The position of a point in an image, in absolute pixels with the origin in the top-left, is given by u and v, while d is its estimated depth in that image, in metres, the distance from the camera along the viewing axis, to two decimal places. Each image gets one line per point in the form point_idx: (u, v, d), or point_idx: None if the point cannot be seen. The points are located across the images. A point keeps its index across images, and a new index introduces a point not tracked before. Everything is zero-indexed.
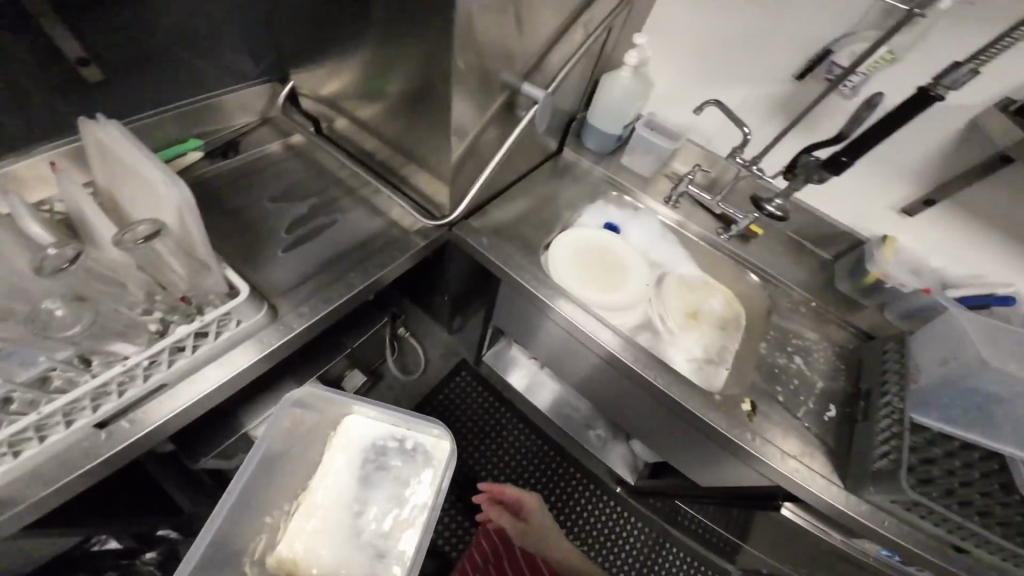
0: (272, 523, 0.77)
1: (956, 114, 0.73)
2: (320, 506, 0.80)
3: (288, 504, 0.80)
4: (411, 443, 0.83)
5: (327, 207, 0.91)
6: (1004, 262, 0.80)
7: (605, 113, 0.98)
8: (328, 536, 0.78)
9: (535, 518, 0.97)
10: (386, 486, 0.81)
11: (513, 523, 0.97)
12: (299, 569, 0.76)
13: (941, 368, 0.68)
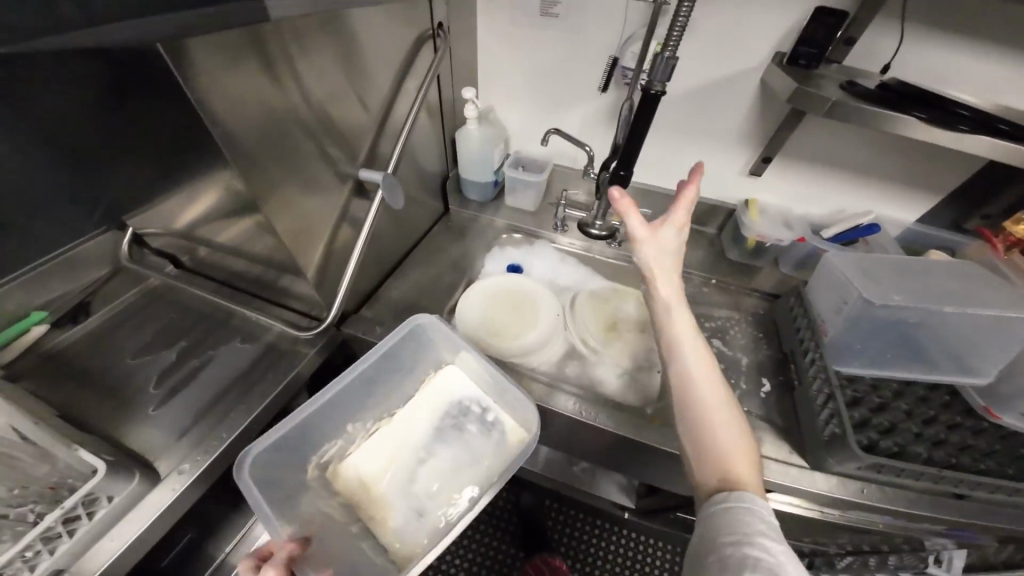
0: (308, 465, 0.67)
1: (750, 79, 0.79)
2: (386, 436, 0.71)
3: (364, 431, 0.72)
4: (492, 415, 0.72)
5: (198, 346, 0.83)
6: (854, 191, 0.86)
7: (470, 162, 0.98)
8: (391, 467, 0.69)
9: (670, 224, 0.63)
10: (439, 448, 0.70)
11: (641, 224, 0.63)
12: (342, 493, 0.67)
13: (843, 322, 0.68)
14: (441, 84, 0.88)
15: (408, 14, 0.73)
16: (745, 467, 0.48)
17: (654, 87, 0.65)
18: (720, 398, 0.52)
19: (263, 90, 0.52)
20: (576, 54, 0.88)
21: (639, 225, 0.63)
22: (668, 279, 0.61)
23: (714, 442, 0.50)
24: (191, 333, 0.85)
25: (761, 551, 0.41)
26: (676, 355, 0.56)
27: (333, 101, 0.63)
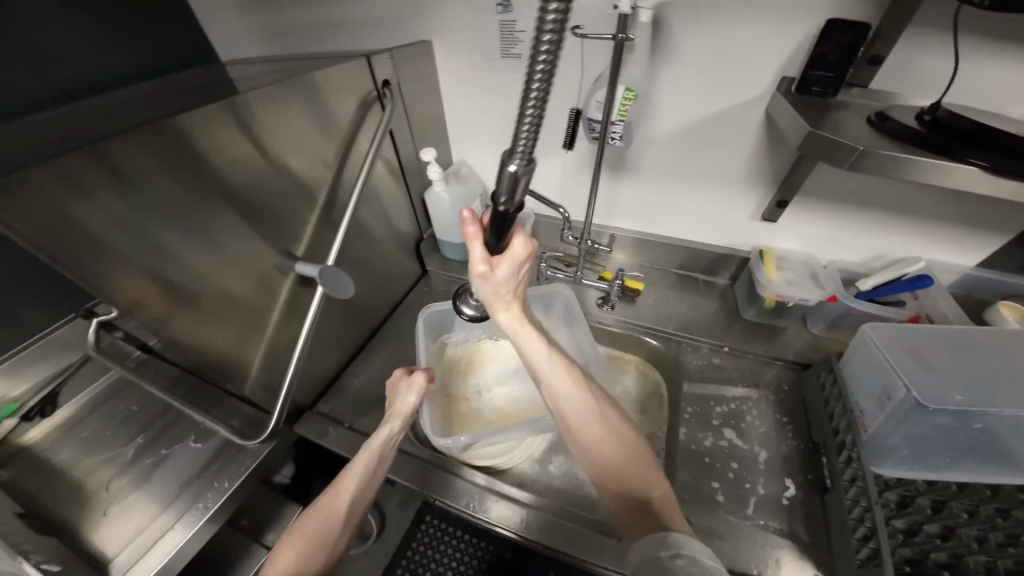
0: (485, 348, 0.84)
1: (750, 113, 0.66)
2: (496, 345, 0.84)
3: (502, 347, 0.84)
4: None
5: (159, 442, 0.72)
6: (893, 235, 0.70)
7: (442, 221, 0.91)
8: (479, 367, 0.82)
9: (504, 275, 0.45)
10: (512, 381, 0.80)
11: (483, 256, 0.43)
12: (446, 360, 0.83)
13: (884, 417, 0.52)
14: (399, 146, 0.81)
15: (345, 84, 0.66)
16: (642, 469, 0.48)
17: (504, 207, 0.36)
18: (590, 407, 0.50)
19: (242, 156, 0.53)
20: (545, 101, 0.78)
21: (478, 250, 0.43)
22: (508, 302, 0.49)
23: (603, 448, 0.49)
24: (155, 427, 0.73)
25: (669, 556, 0.39)
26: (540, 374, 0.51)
27: (255, 194, 0.57)
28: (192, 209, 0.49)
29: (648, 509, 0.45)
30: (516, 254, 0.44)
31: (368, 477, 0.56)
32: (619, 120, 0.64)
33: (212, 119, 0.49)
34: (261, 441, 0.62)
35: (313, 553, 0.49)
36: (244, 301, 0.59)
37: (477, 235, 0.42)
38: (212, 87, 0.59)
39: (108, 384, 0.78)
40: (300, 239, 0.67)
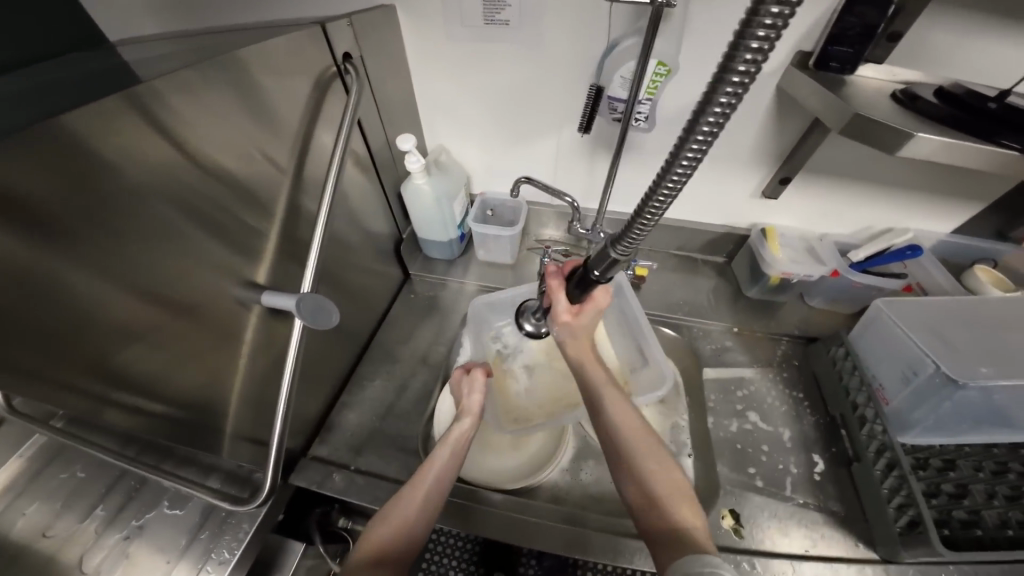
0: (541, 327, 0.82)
1: (762, 87, 0.62)
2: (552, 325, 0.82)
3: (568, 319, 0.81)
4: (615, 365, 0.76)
5: (124, 516, 0.56)
6: (885, 208, 0.72)
7: (425, 219, 0.80)
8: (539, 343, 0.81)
9: (585, 321, 0.58)
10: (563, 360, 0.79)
11: (563, 301, 0.58)
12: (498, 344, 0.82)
13: (909, 392, 0.56)
14: (368, 136, 0.68)
15: (297, 62, 0.52)
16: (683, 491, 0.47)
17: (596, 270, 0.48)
18: (649, 442, 0.50)
19: (179, 160, 0.40)
20: (535, 77, 0.69)
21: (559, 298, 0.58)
22: (580, 340, 0.60)
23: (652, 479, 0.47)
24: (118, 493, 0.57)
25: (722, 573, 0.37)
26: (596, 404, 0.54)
27: (190, 207, 0.42)
28: (124, 237, 0.37)
29: (682, 534, 0.43)
30: (597, 304, 0.58)
31: (450, 465, 0.55)
32: (645, 99, 0.58)
33: (123, 117, 0.35)
34: (259, 504, 0.50)
35: (402, 536, 0.48)
36: (202, 343, 0.47)
37: (560, 287, 0.59)
38: (115, 70, 0.43)
39: (38, 450, 0.62)
40: (262, 263, 0.54)
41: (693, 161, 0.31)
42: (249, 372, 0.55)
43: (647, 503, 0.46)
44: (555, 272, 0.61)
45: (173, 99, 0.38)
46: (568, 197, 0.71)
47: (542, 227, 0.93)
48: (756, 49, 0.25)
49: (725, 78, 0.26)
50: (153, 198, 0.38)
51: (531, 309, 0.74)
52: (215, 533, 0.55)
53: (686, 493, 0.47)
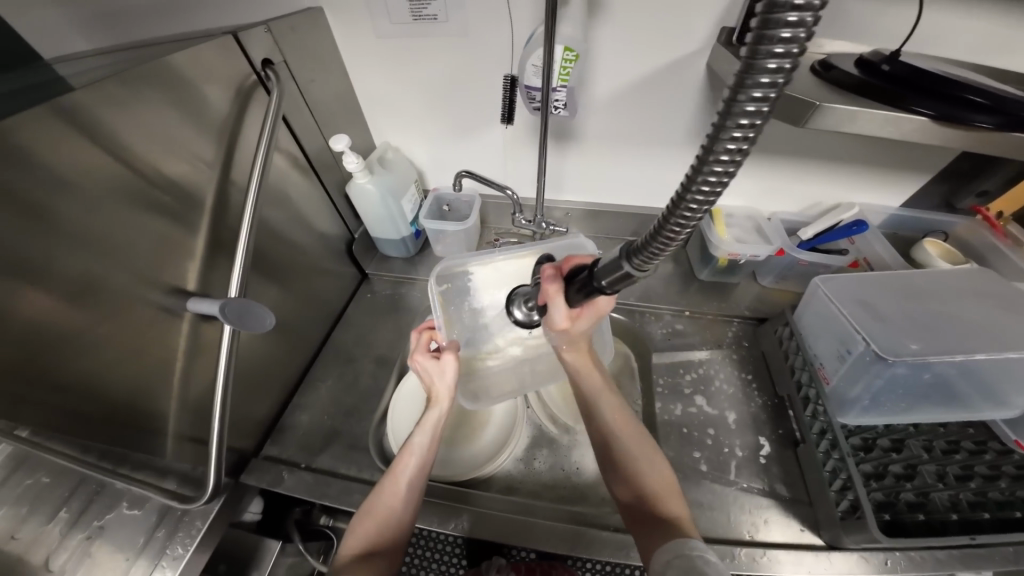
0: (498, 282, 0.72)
1: (690, 67, 0.61)
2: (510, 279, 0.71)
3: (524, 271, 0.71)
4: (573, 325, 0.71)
5: (85, 518, 0.54)
6: (829, 184, 0.72)
7: (375, 217, 0.81)
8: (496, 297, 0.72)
9: (580, 326, 0.57)
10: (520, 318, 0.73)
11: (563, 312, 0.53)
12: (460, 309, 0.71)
13: (845, 369, 0.57)
14: (301, 138, 0.68)
15: (211, 68, 0.53)
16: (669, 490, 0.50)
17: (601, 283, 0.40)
18: (642, 447, 0.54)
19: (88, 167, 0.41)
20: (466, 68, 0.69)
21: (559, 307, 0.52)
22: (578, 347, 0.61)
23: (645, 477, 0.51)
24: (77, 497, 0.55)
25: (710, 558, 0.41)
26: (594, 410, 0.58)
27: (96, 215, 0.43)
28: (29, 248, 0.38)
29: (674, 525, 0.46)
30: (597, 309, 0.55)
31: (428, 449, 0.57)
32: (561, 86, 0.57)
33: (17, 129, 0.36)
34: (204, 501, 0.51)
35: (386, 528, 0.51)
36: (126, 352, 0.47)
37: (558, 293, 0.50)
38: (31, 87, 0.44)
39: None
40: (192, 269, 0.55)
41: (714, 190, 0.27)
42: (186, 377, 0.56)
43: (638, 498, 0.50)
44: (552, 274, 0.51)
45: (74, 109, 0.40)
46: (510, 189, 0.74)
47: (497, 220, 0.93)
48: (772, 69, 0.22)
49: (742, 98, 0.24)
50: (64, 204, 0.40)
51: (522, 295, 0.65)
52: (162, 536, 0.54)
53: (672, 486, 0.51)
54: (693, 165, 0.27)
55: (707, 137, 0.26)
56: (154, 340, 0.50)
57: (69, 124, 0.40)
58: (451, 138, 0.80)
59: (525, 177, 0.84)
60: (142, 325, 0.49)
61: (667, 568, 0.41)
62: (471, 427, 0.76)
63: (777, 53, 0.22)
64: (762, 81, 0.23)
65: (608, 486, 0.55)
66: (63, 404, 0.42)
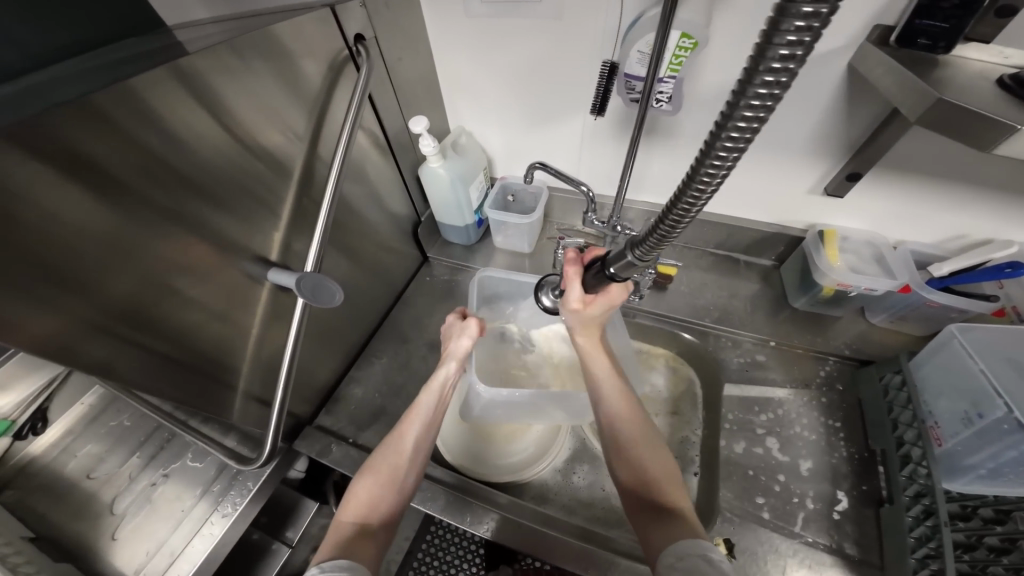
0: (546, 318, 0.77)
1: (832, 61, 0.52)
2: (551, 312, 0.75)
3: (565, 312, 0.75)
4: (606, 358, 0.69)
5: (155, 463, 0.69)
6: (982, 215, 0.59)
7: (445, 201, 0.80)
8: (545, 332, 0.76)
9: (594, 312, 0.57)
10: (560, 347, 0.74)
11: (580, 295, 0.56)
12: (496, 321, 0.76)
13: (969, 435, 0.49)
14: (384, 117, 0.67)
15: (309, 42, 0.52)
16: (661, 468, 0.51)
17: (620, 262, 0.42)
18: (642, 434, 0.53)
19: (201, 131, 0.43)
20: (555, 52, 0.64)
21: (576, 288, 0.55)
22: (587, 328, 0.60)
23: (647, 464, 0.51)
24: (153, 442, 0.70)
25: (712, 557, 0.39)
26: (596, 398, 0.57)
27: (198, 182, 0.45)
28: (144, 207, 0.40)
29: (676, 517, 0.45)
30: (611, 298, 0.55)
31: (429, 423, 0.57)
32: (668, 76, 0.55)
33: (145, 95, 0.38)
34: (259, 464, 0.56)
35: (389, 483, 0.52)
36: (212, 316, 0.50)
37: (576, 276, 0.54)
38: (148, 52, 0.44)
39: (100, 396, 0.73)
40: (274, 242, 0.56)
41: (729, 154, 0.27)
42: (260, 343, 0.58)
43: (641, 486, 0.50)
44: (573, 258, 0.56)
45: (190, 75, 0.41)
46: (585, 186, 0.69)
47: (564, 214, 0.89)
48: (795, 34, 0.22)
49: (760, 70, 0.23)
50: (180, 161, 0.42)
51: (551, 283, 0.63)
52: (234, 486, 0.63)
53: (670, 469, 0.51)
54: (707, 139, 0.28)
55: (726, 102, 0.26)
56: (236, 307, 0.53)
57: (184, 91, 0.41)
58: (530, 124, 0.77)
59: (603, 172, 0.78)
60: (225, 290, 0.51)
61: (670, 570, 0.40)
62: (510, 430, 0.74)
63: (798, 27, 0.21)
64: (784, 50, 0.22)
65: (608, 469, 0.54)
66: (162, 350, 0.46)
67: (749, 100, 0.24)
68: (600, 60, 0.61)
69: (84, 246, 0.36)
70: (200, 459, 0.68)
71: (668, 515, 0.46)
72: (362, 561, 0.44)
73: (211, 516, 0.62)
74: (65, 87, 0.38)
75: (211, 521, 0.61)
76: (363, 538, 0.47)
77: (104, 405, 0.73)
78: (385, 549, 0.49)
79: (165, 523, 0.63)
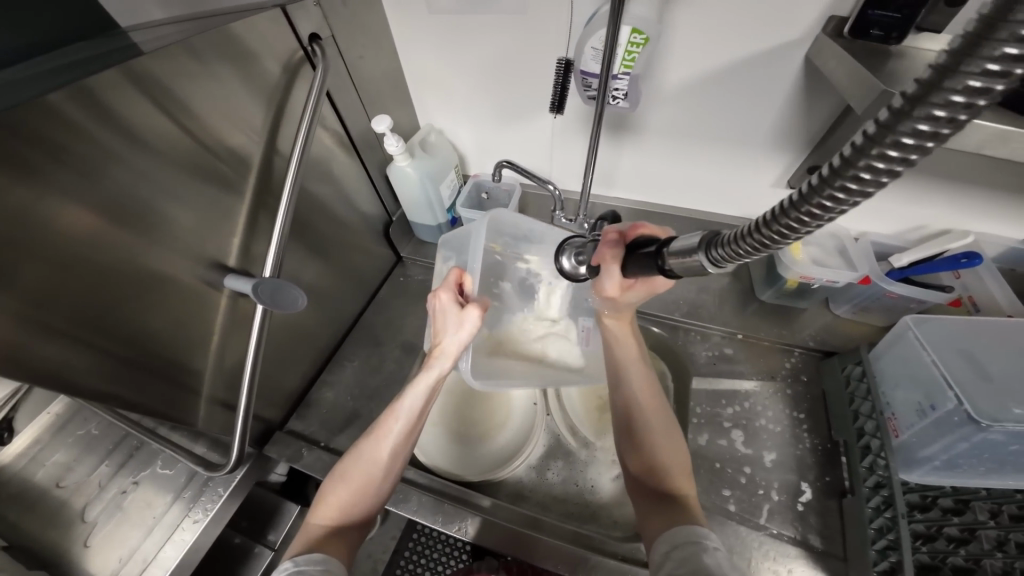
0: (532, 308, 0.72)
1: (789, 57, 0.52)
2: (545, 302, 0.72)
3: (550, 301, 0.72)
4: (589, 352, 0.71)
5: (123, 471, 0.68)
6: (939, 207, 0.60)
7: (416, 201, 0.80)
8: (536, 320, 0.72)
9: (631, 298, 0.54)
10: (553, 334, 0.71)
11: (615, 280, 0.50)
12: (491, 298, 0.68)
13: (923, 426, 0.50)
14: (346, 116, 0.66)
15: (260, 44, 0.51)
16: (679, 469, 0.51)
17: (667, 263, 0.36)
18: (662, 423, 0.54)
19: (147, 136, 0.42)
20: (519, 48, 0.63)
21: (610, 271, 0.49)
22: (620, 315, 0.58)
23: (660, 453, 0.52)
24: (121, 450, 0.69)
25: (708, 546, 0.42)
26: (621, 380, 0.58)
27: (145, 186, 0.43)
28: (88, 215, 0.39)
29: (679, 504, 0.48)
30: (651, 286, 0.51)
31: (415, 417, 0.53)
32: (623, 73, 0.53)
33: (76, 104, 0.36)
34: (227, 470, 0.55)
35: (366, 491, 0.51)
36: (169, 324, 0.49)
37: (614, 260, 0.47)
38: (88, 53, 0.43)
39: (65, 405, 0.72)
40: (234, 247, 0.55)
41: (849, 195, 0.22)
42: (222, 349, 0.57)
43: (649, 475, 0.52)
44: (613, 238, 0.48)
45: (133, 78, 0.40)
46: (552, 184, 0.69)
47: (537, 210, 0.89)
48: (980, 80, 0.18)
49: (924, 105, 0.19)
50: (133, 158, 0.42)
51: (574, 244, 0.56)
52: (206, 492, 0.62)
53: (686, 467, 0.52)
54: (823, 171, 0.23)
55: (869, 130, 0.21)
56: (195, 313, 0.52)
57: (134, 89, 0.40)
58: (499, 120, 0.76)
59: (572, 168, 0.78)
60: (181, 296, 0.50)
61: (666, 559, 0.42)
62: (485, 429, 0.74)
63: (989, 71, 0.18)
64: (958, 96, 0.19)
65: (620, 453, 0.56)
66: (119, 353, 0.45)
67: (903, 135, 0.20)
68: (560, 56, 0.61)
69: (20, 243, 0.35)
70: (171, 464, 0.67)
71: (670, 501, 0.49)
72: (335, 559, 0.46)
73: (184, 522, 0.61)
74: (7, 87, 0.36)
75: (184, 527, 0.61)
76: (335, 537, 0.48)
77: (71, 414, 0.72)
78: (356, 549, 0.50)
79: (136, 531, 0.62)
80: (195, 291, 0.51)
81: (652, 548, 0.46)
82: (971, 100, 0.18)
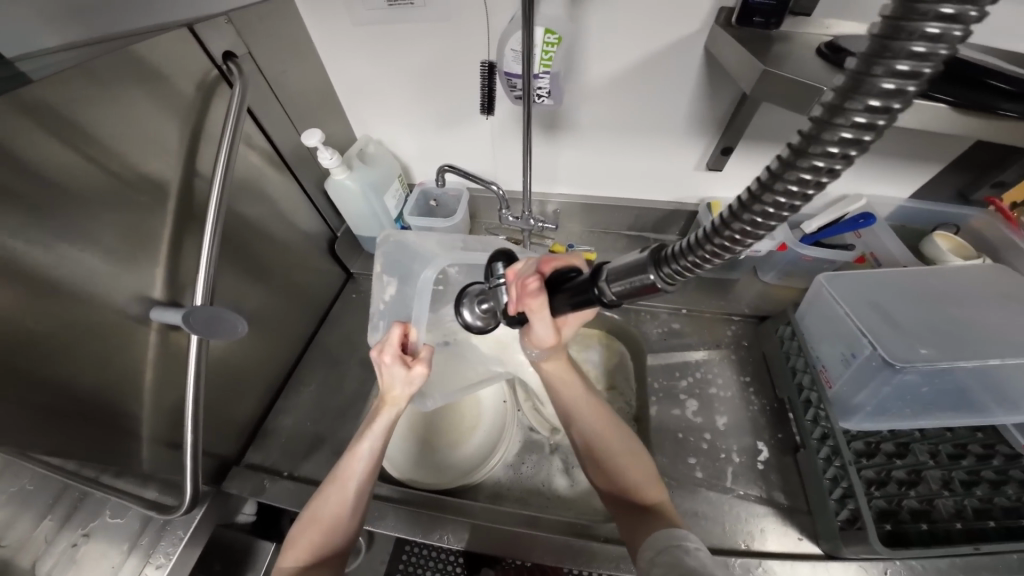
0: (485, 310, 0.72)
1: (691, 50, 0.57)
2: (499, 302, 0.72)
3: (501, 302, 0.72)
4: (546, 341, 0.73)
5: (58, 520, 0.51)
6: None
7: (361, 213, 0.79)
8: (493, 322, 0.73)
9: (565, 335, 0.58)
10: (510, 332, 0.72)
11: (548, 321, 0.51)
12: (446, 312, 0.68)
13: (850, 374, 0.56)
14: (273, 133, 0.64)
15: (169, 65, 0.49)
16: (650, 483, 0.54)
17: (604, 293, 0.35)
18: (619, 442, 0.57)
19: (39, 166, 0.39)
20: (449, 55, 0.65)
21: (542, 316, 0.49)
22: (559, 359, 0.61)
23: (626, 474, 0.54)
24: None
25: (690, 547, 0.44)
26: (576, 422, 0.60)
27: (42, 219, 0.39)
28: None
29: (655, 515, 0.50)
30: (578, 318, 0.57)
31: (374, 463, 0.53)
32: (544, 73, 0.55)
33: None
34: (183, 512, 0.50)
35: (330, 536, 0.49)
36: (89, 365, 0.45)
37: (542, 307, 0.47)
38: None
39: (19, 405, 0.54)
40: (162, 277, 0.52)
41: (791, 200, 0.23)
42: (160, 387, 0.53)
43: (620, 490, 0.54)
44: (535, 284, 0.47)
45: (18, 106, 0.37)
46: (496, 184, 0.70)
47: (485, 213, 0.90)
48: (894, 81, 0.20)
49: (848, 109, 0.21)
50: (29, 189, 0.38)
51: (474, 294, 0.59)
52: (163, 536, 0.56)
53: (656, 475, 0.55)
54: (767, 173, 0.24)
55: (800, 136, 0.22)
56: (122, 348, 0.48)
57: (17, 110, 0.37)
58: (437, 127, 0.77)
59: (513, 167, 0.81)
60: (103, 332, 0.46)
61: (652, 564, 0.44)
62: (456, 434, 0.73)
63: (899, 73, 0.19)
64: (875, 100, 0.20)
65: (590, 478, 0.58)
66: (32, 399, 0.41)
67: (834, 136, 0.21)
68: (484, 60, 0.63)
69: None
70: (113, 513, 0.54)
71: (649, 513, 0.50)
72: None
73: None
74: None
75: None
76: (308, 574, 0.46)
77: None
78: None
79: None
80: (120, 325, 0.47)
81: (637, 556, 0.47)
82: (874, 117, 0.20)
